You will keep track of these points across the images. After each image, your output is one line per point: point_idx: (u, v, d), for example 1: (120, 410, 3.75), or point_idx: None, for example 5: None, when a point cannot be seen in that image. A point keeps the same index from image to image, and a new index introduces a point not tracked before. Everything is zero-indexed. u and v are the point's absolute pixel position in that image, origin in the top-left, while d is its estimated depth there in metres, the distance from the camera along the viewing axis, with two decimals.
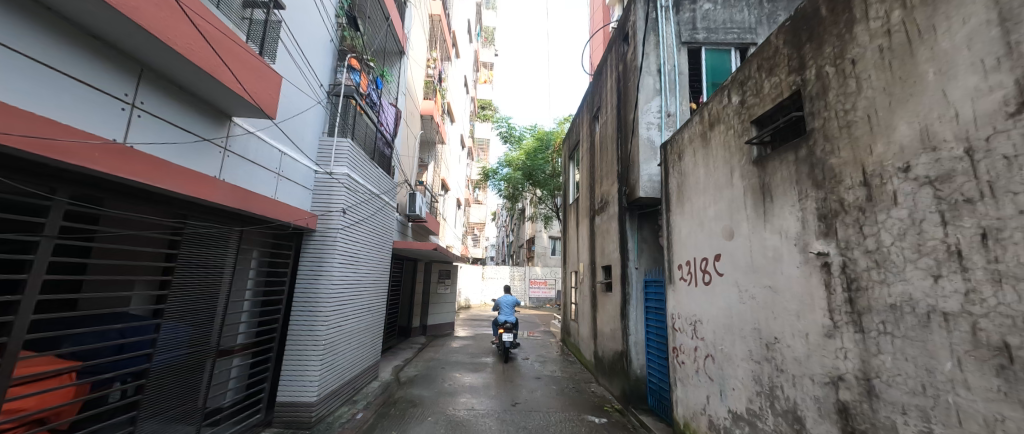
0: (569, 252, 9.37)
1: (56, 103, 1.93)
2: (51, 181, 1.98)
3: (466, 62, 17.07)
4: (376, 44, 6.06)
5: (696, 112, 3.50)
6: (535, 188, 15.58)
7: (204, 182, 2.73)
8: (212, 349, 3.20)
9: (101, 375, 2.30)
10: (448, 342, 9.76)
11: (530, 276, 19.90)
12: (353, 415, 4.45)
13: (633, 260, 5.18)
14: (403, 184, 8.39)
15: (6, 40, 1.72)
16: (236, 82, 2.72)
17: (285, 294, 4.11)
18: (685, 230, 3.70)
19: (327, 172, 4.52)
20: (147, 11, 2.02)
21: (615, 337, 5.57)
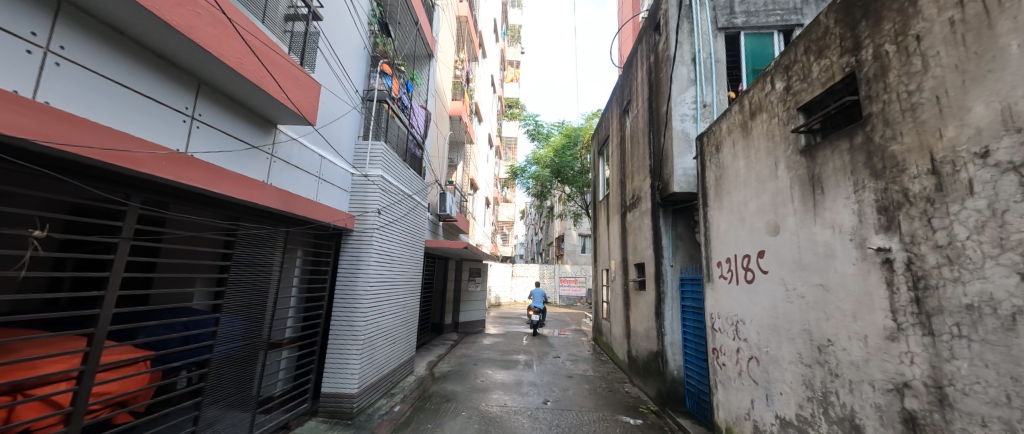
0: (600, 250, 9.22)
1: (130, 118, 2.14)
2: (126, 187, 2.17)
3: (492, 62, 17.17)
4: (407, 49, 6.23)
5: (735, 101, 3.34)
6: (563, 186, 15.41)
7: (254, 186, 2.92)
8: (263, 342, 3.40)
9: (170, 364, 2.51)
10: (480, 339, 9.88)
11: (560, 274, 19.61)
12: (391, 407, 4.62)
13: (668, 257, 5.02)
14: (434, 184, 8.58)
15: (91, 65, 1.95)
16: (281, 92, 2.88)
17: (326, 292, 4.30)
18: (724, 226, 3.53)
19: (363, 173, 4.70)
20: (203, 31, 2.20)
21: (649, 337, 5.42)
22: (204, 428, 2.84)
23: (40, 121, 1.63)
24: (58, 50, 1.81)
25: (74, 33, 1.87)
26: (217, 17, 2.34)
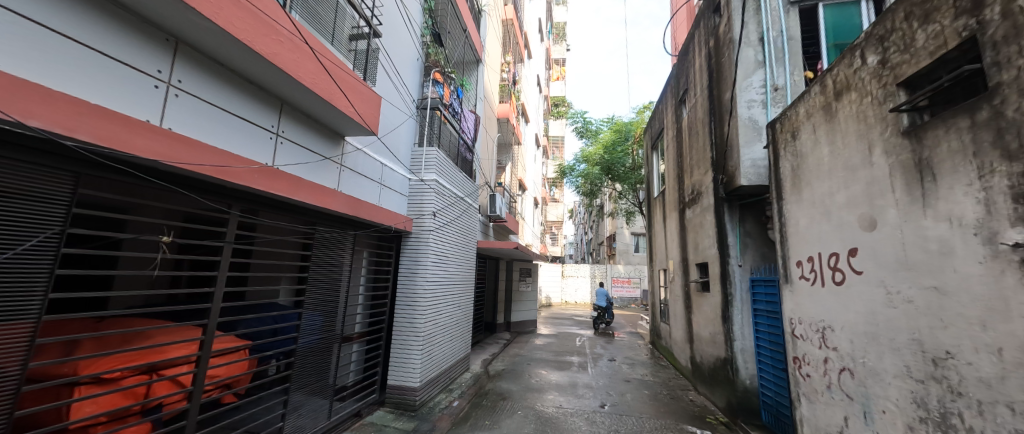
0: (656, 249, 8.78)
1: (231, 139, 2.45)
2: (229, 198, 2.49)
3: (538, 62, 17.17)
4: (457, 56, 6.44)
5: (816, 81, 2.99)
6: (614, 183, 14.87)
7: (326, 193, 3.18)
8: (337, 336, 3.69)
9: (264, 353, 2.81)
10: (532, 339, 9.88)
11: (612, 275, 18.94)
12: (450, 402, 4.80)
13: (735, 257, 4.64)
14: (485, 186, 8.77)
15: (202, 94, 2.27)
16: (350, 106, 3.14)
17: (389, 290, 4.57)
18: (803, 221, 3.19)
19: (419, 178, 4.93)
20: (284, 56, 2.47)
21: (716, 342, 5.04)
22: (291, 412, 3.15)
23: (164, 144, 1.92)
24: (177, 83, 2.13)
25: (189, 69, 2.20)
26: (297, 43, 2.62)
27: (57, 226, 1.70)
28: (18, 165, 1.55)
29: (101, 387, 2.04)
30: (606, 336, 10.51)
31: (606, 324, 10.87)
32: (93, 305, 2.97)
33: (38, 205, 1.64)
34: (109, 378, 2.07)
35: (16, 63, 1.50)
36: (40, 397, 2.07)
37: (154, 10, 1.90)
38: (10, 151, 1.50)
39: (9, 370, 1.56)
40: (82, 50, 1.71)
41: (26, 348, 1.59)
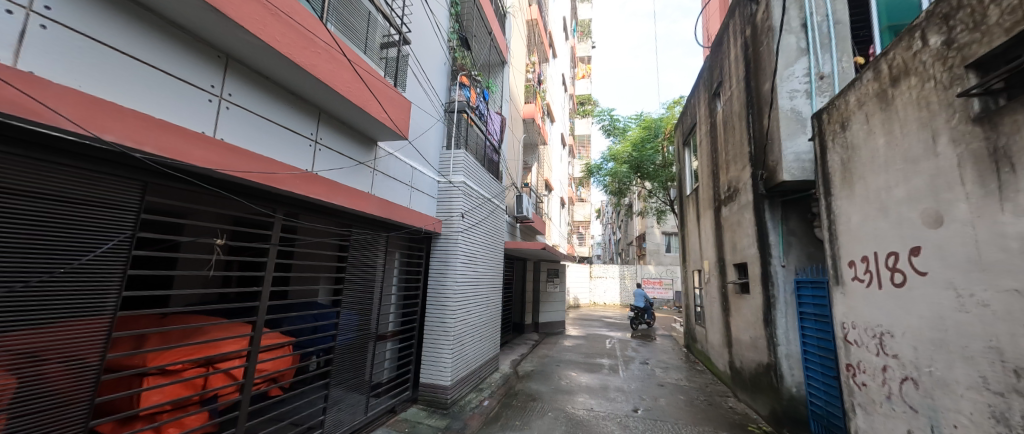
0: (689, 249, 8.46)
1: (275, 147, 2.60)
2: (274, 203, 2.62)
3: (562, 61, 17.02)
4: (483, 58, 6.50)
5: (868, 67, 2.78)
6: (643, 182, 14.40)
7: (360, 196, 3.30)
8: (372, 334, 3.80)
9: (305, 349, 2.92)
10: (561, 340, 9.79)
11: (643, 275, 18.44)
12: (480, 401, 4.84)
13: (778, 257, 4.40)
14: (512, 187, 8.79)
15: (249, 106, 2.42)
16: (382, 113, 3.25)
17: (420, 290, 4.67)
18: (856, 218, 2.97)
19: (447, 180, 5.00)
20: (322, 67, 2.59)
21: (757, 347, 4.79)
22: (332, 406, 3.28)
23: (218, 154, 2.06)
24: (228, 96, 2.29)
25: (238, 82, 2.35)
26: (334, 54, 2.74)
27: (128, 229, 1.85)
28: (94, 175, 1.71)
29: (165, 377, 2.24)
30: (643, 336, 10.51)
31: (644, 323, 11.10)
32: (157, 302, 3.22)
33: (110, 213, 1.79)
34: (172, 369, 2.26)
35: (91, 84, 1.67)
36: (116, 386, 2.29)
37: (207, 29, 2.04)
38: (87, 162, 1.66)
39: (91, 361, 1.72)
40: (144, 68, 1.86)
41: (104, 341, 1.76)
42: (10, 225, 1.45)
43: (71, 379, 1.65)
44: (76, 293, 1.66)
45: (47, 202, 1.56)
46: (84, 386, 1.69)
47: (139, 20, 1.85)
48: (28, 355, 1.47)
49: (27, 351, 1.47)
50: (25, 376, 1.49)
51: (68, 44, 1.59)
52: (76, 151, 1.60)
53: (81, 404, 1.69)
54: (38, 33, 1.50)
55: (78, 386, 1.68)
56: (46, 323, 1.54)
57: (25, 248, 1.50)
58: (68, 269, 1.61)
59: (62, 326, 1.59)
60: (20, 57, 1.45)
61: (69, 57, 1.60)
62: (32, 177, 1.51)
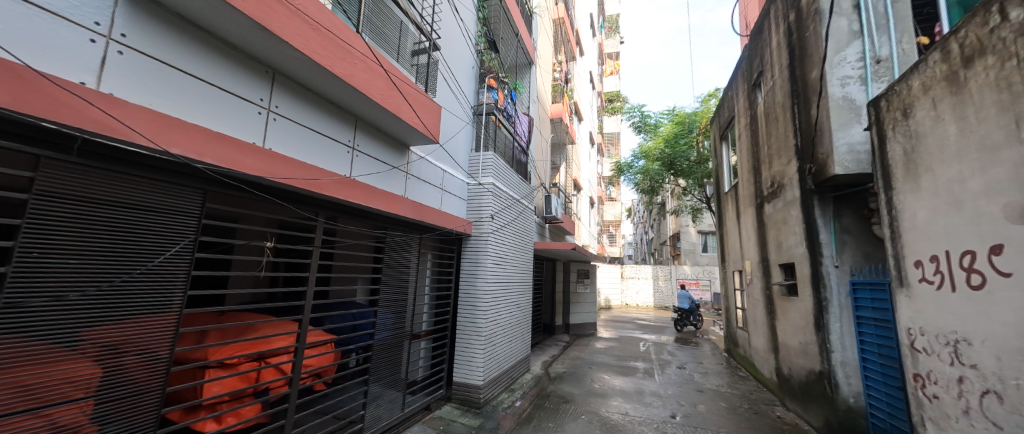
0: (728, 249, 8.06)
1: (317, 154, 2.73)
2: (317, 208, 2.74)
3: (590, 58, 16.78)
4: (511, 60, 6.53)
5: (935, 48, 2.53)
6: (677, 179, 13.87)
7: (395, 200, 3.39)
8: (407, 332, 3.90)
9: (345, 346, 3.04)
10: (592, 342, 9.62)
11: (677, 277, 17.76)
12: (513, 402, 4.84)
13: (829, 256, 4.10)
14: (540, 187, 8.75)
15: (293, 116, 2.57)
16: (415, 119, 3.33)
17: (452, 291, 4.73)
18: (922, 213, 2.71)
19: (477, 181, 5.05)
20: (358, 77, 2.69)
21: (807, 353, 4.48)
22: (371, 401, 3.38)
23: (266, 163, 2.20)
24: (275, 109, 2.45)
25: (284, 95, 2.51)
26: (369, 64, 2.84)
27: (192, 232, 2.01)
28: (162, 184, 1.86)
29: (223, 370, 2.38)
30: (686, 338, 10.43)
31: (687, 324, 11.06)
32: (213, 301, 3.47)
33: (176, 218, 1.94)
34: (229, 363, 2.40)
35: (158, 101, 1.84)
36: (182, 376, 2.47)
37: (255, 45, 2.18)
38: (157, 173, 1.83)
39: (162, 354, 1.87)
40: (200, 84, 2.03)
41: (173, 335, 1.91)
42: (93, 233, 1.63)
43: (146, 369, 1.82)
44: (148, 292, 1.82)
45: (124, 211, 1.74)
46: (156, 377, 1.85)
47: (197, 41, 2.02)
48: (109, 348, 1.65)
49: (110, 345, 1.65)
50: (108, 367, 1.66)
51: (141, 66, 1.78)
52: (146, 163, 1.77)
53: (154, 392, 1.85)
54: (115, 57, 1.70)
55: (152, 376, 1.84)
56: (124, 319, 1.72)
57: (106, 252, 1.68)
58: (141, 270, 1.79)
59: (137, 322, 1.76)
60: (101, 80, 1.64)
61: (140, 78, 1.78)
62: (112, 188, 1.69)
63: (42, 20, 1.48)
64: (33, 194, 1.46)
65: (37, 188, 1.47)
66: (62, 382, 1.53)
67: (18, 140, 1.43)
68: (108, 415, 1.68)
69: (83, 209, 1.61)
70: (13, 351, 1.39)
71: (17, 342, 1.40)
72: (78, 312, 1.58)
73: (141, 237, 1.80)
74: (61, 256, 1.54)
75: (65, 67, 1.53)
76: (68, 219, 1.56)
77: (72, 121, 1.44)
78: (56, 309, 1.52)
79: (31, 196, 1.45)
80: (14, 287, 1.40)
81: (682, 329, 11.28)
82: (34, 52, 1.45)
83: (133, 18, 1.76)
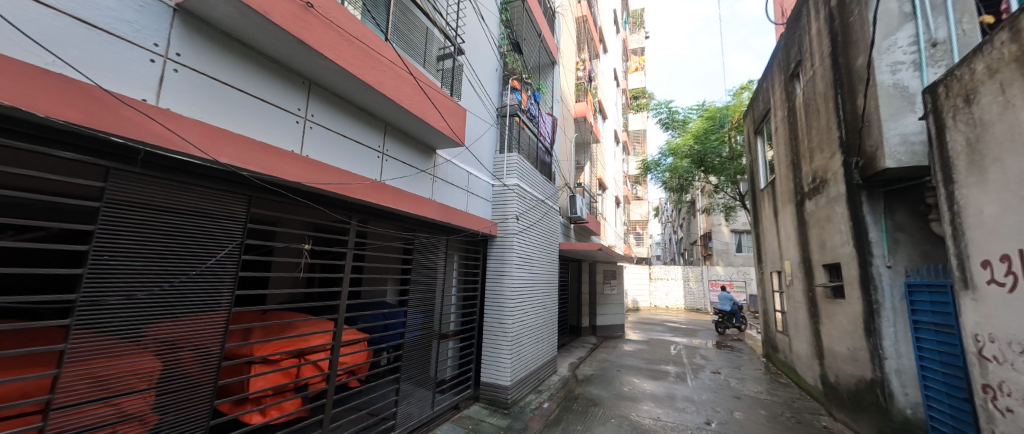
0: (765, 248, 7.67)
1: (350, 160, 2.82)
2: (350, 211, 2.83)
3: (614, 55, 16.47)
4: (534, 60, 6.51)
5: (1002, 27, 2.31)
6: (707, 176, 13.34)
7: (423, 202, 3.45)
8: (436, 333, 3.94)
9: (377, 345, 3.10)
10: (621, 345, 9.41)
11: (709, 277, 17.10)
12: (540, 403, 4.81)
13: (879, 256, 3.82)
14: (565, 187, 8.66)
15: (328, 124, 2.67)
16: (442, 122, 3.38)
17: (478, 292, 4.76)
18: (989, 209, 2.47)
19: (502, 182, 5.05)
20: (387, 84, 2.77)
21: (856, 359, 4.18)
22: (402, 399, 3.44)
23: (303, 169, 2.30)
24: (311, 117, 2.56)
25: (319, 104, 2.62)
26: (398, 71, 2.91)
27: (239, 236, 2.12)
28: (211, 191, 1.99)
29: (267, 366, 2.55)
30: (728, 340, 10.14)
31: (728, 326, 10.70)
32: (254, 301, 3.65)
33: (225, 223, 2.06)
34: (272, 359, 2.56)
35: (207, 114, 1.98)
36: (231, 371, 2.66)
37: (292, 57, 2.28)
38: (207, 181, 1.96)
39: (213, 350, 2.00)
40: (243, 96, 2.15)
41: (223, 333, 2.04)
42: (153, 237, 1.77)
43: (199, 364, 1.94)
44: (202, 292, 1.95)
45: (180, 216, 1.87)
46: (208, 371, 1.98)
47: (240, 56, 2.15)
48: (167, 343, 1.78)
49: (168, 340, 1.77)
50: (166, 361, 1.79)
51: (193, 83, 1.93)
52: (197, 171, 1.90)
53: (207, 385, 1.98)
54: (171, 76, 1.84)
55: (205, 370, 1.97)
56: (181, 316, 1.85)
57: (167, 254, 1.80)
58: (195, 272, 1.91)
59: (191, 319, 1.89)
60: (160, 97, 1.79)
61: (192, 93, 1.92)
62: (170, 196, 1.83)
63: (107, 44, 1.64)
64: (104, 202, 1.60)
65: (108, 198, 1.62)
66: (128, 373, 1.68)
67: (91, 153, 1.58)
68: (167, 405, 1.82)
69: (145, 216, 1.74)
70: (86, 343, 1.56)
71: (90, 336, 1.57)
72: (142, 309, 1.72)
73: (194, 240, 1.92)
74: (127, 258, 1.68)
75: (129, 86, 1.69)
76: (133, 224, 1.70)
77: (135, 136, 1.59)
78: (124, 307, 1.67)
79: (102, 205, 1.59)
80: (88, 287, 1.56)
81: (725, 332, 10.88)
82: (102, 74, 1.61)
83: (186, 40, 1.91)
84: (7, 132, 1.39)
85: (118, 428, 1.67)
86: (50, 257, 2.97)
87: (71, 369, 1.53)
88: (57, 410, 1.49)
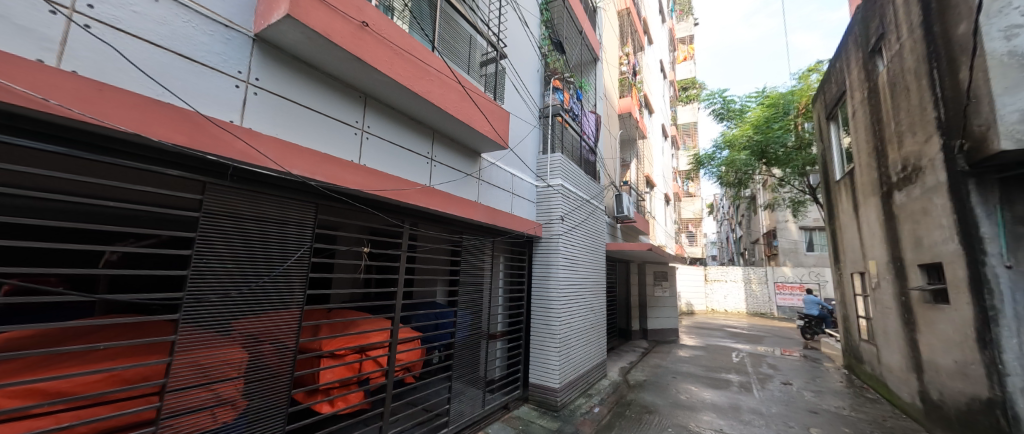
0: (843, 247, 6.85)
1: (402, 167, 2.90)
2: (403, 215, 2.92)
3: (660, 46, 15.72)
4: (575, 59, 6.37)
5: None
6: (770, 169, 12.23)
7: (469, 205, 3.50)
8: (485, 333, 3.95)
9: (430, 343, 3.17)
10: (675, 350, 8.90)
11: (775, 279, 15.66)
12: (591, 408, 4.66)
13: (993, 253, 3.25)
14: (610, 186, 8.37)
15: (382, 133, 2.77)
16: (487, 126, 3.40)
17: (525, 293, 4.72)
18: None
19: (546, 183, 4.97)
20: (435, 92, 2.82)
21: (965, 373, 3.59)
22: (455, 397, 3.48)
23: (361, 176, 2.41)
24: (368, 129, 2.66)
25: (374, 115, 2.72)
26: (445, 79, 2.96)
27: (310, 239, 2.26)
28: (287, 199, 2.14)
29: (334, 360, 2.68)
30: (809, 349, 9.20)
31: (813, 333, 9.75)
32: (318, 301, 3.91)
33: (299, 227, 2.20)
34: (338, 354, 2.69)
35: (280, 130, 2.13)
36: (302, 364, 2.84)
37: (350, 72, 2.39)
38: (282, 191, 2.11)
39: (290, 345, 2.13)
40: (312, 113, 2.29)
41: (298, 328, 2.17)
42: (241, 240, 1.92)
43: (278, 356, 2.08)
44: (280, 292, 2.08)
45: (262, 223, 2.03)
46: (286, 363, 2.12)
47: (308, 77, 2.30)
48: (252, 337, 1.94)
49: (251, 334, 1.94)
50: (252, 353, 1.95)
51: (270, 103, 2.09)
52: (273, 182, 2.06)
53: (285, 376, 2.12)
54: (252, 98, 2.01)
55: (283, 362, 2.11)
56: (262, 313, 2.00)
57: (252, 257, 1.96)
58: (275, 272, 2.05)
59: (272, 316, 2.03)
60: (244, 118, 1.96)
61: (268, 113, 2.07)
62: (253, 205, 1.99)
63: (202, 74, 1.82)
64: (203, 212, 1.78)
65: (206, 208, 1.79)
66: (223, 363, 1.84)
67: (191, 170, 1.76)
68: (253, 393, 1.97)
69: (234, 223, 1.91)
70: (189, 336, 1.74)
71: (194, 329, 1.75)
72: (233, 306, 1.88)
73: (274, 244, 2.07)
74: (220, 260, 1.84)
75: (219, 110, 1.86)
76: (222, 230, 1.86)
77: (225, 154, 1.77)
78: (220, 304, 1.83)
79: (201, 214, 1.77)
80: (191, 287, 1.73)
81: (811, 339, 9.88)
82: (199, 101, 1.79)
83: (263, 65, 2.07)
84: (128, 155, 1.60)
85: (216, 412, 1.82)
86: (155, 261, 3.39)
87: (179, 357, 1.71)
88: (172, 392, 1.68)
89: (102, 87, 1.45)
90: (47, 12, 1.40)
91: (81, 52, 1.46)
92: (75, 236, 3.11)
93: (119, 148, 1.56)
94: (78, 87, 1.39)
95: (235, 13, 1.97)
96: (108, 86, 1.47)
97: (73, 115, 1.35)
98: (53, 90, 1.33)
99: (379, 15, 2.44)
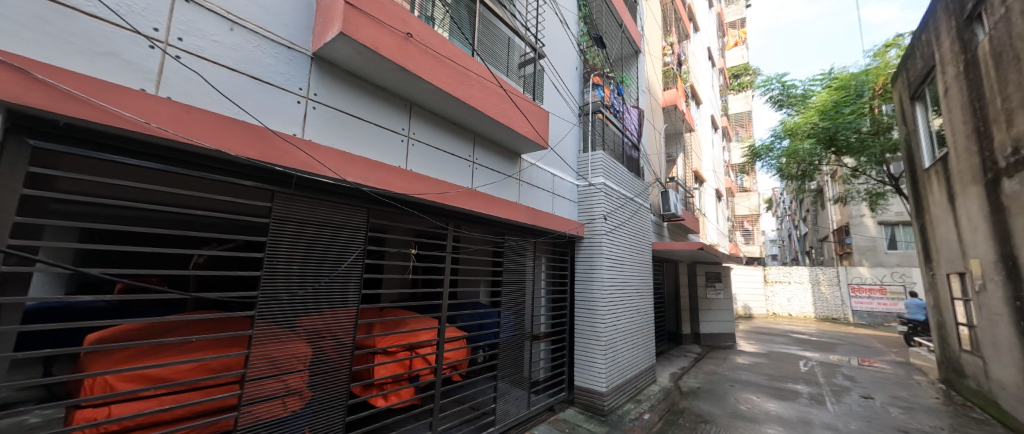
0: (936, 244, 5.99)
1: (445, 171, 2.93)
2: (448, 217, 2.94)
3: (707, 33, 14.79)
4: (614, 53, 6.13)
5: None
6: (840, 159, 11.05)
7: (511, 206, 3.47)
8: (528, 334, 3.89)
9: (474, 342, 3.16)
10: (732, 356, 8.31)
11: (849, 280, 14.12)
12: (640, 414, 4.45)
13: None
14: (655, 183, 7.98)
15: (427, 139, 2.81)
16: (528, 126, 3.35)
17: (569, 294, 4.61)
18: None
19: (588, 182, 4.83)
20: (476, 96, 2.82)
21: None
22: (501, 397, 3.45)
23: (407, 180, 2.46)
24: (414, 135, 2.72)
25: (420, 122, 2.77)
26: (485, 83, 2.94)
27: (364, 241, 2.33)
28: (343, 203, 2.21)
29: (386, 356, 2.75)
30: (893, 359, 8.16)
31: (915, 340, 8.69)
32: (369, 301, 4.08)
33: (355, 229, 2.27)
34: (390, 351, 2.75)
35: (337, 140, 2.21)
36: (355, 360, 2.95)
37: (396, 82, 2.45)
38: (338, 196, 2.19)
39: (348, 341, 2.20)
40: (364, 124, 2.37)
41: (355, 326, 2.23)
42: (304, 242, 2.02)
43: (338, 352, 2.15)
44: (339, 291, 2.16)
45: (322, 226, 2.11)
46: (345, 358, 2.19)
47: (360, 89, 2.37)
48: (315, 333, 2.04)
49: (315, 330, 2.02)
50: (315, 348, 2.03)
51: (327, 116, 2.18)
52: (330, 188, 2.14)
53: (344, 370, 2.19)
54: (312, 112, 2.10)
55: (343, 357, 2.18)
56: (324, 311, 2.08)
57: (314, 258, 2.05)
58: (334, 272, 2.13)
59: (332, 313, 2.11)
60: (305, 131, 2.06)
61: (326, 125, 2.16)
62: (313, 210, 2.07)
63: (271, 93, 1.93)
64: (273, 218, 1.89)
65: (275, 215, 1.90)
66: (291, 356, 1.94)
67: (261, 180, 1.88)
68: (316, 386, 2.05)
69: (298, 227, 2.00)
70: (264, 331, 1.85)
71: (268, 325, 1.86)
72: (299, 304, 1.97)
73: (332, 246, 2.15)
74: (287, 261, 1.94)
75: (285, 125, 1.97)
76: (288, 234, 1.96)
77: (288, 164, 1.87)
78: (288, 303, 1.93)
79: (270, 220, 1.88)
80: (264, 286, 1.84)
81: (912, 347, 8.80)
82: (269, 119, 1.91)
83: (320, 80, 2.17)
84: (210, 169, 1.73)
85: (287, 402, 1.92)
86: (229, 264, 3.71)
87: (256, 350, 1.82)
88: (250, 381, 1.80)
89: (191, 110, 1.58)
90: (148, 47, 1.56)
91: (174, 80, 1.61)
92: (166, 242, 3.48)
93: (203, 163, 1.69)
94: (172, 110, 1.53)
95: (297, 34, 2.08)
96: (196, 109, 1.60)
97: (169, 136, 1.49)
98: (153, 114, 1.47)
99: (422, 26, 2.48)
